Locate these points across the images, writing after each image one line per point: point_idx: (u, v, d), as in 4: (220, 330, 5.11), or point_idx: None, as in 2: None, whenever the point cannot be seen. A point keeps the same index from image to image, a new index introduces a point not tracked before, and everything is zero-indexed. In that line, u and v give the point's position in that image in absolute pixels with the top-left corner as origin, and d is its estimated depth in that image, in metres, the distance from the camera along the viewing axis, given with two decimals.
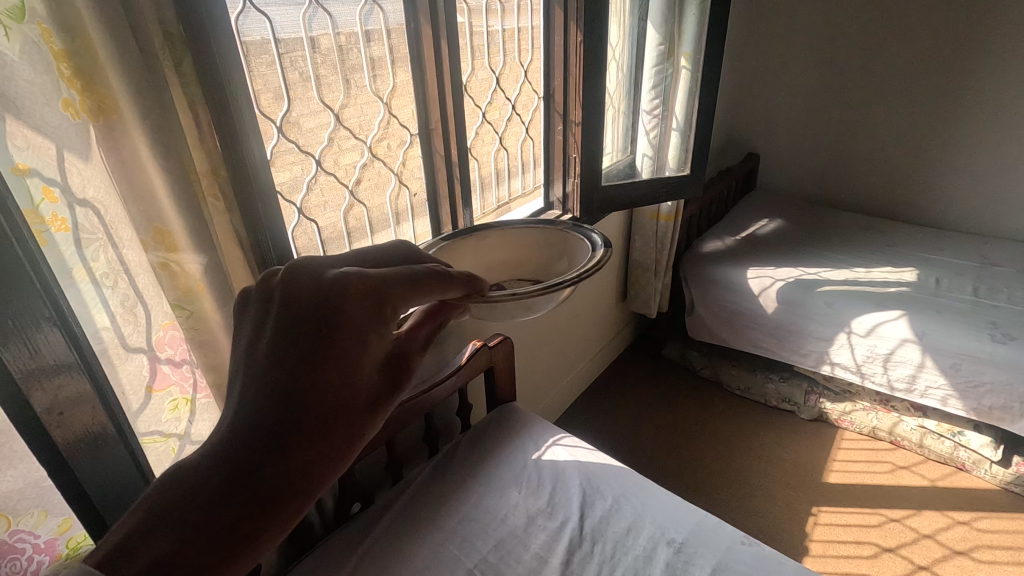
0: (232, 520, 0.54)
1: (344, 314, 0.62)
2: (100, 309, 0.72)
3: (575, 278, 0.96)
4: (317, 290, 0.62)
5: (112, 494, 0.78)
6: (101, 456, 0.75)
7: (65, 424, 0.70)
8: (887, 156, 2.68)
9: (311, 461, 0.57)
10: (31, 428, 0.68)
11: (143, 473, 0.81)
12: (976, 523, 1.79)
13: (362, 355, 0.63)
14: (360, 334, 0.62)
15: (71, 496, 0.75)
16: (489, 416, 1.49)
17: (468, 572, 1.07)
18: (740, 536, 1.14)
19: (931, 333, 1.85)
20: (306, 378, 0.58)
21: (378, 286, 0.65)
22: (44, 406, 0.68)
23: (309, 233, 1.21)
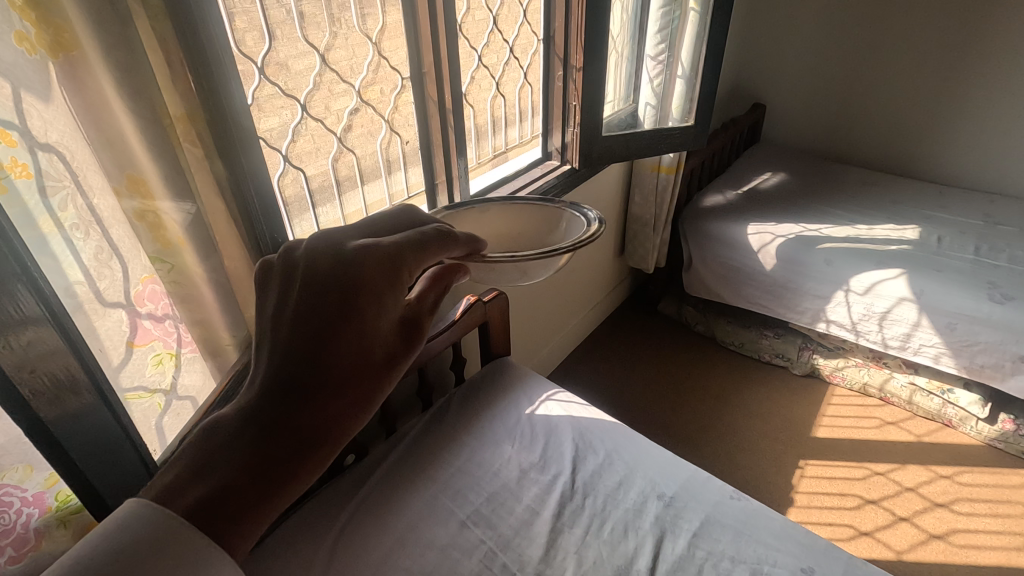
0: (263, 475, 0.52)
1: (363, 277, 0.60)
2: (71, 262, 0.65)
3: (572, 245, 0.92)
4: (337, 256, 0.60)
5: (104, 459, 0.72)
6: (88, 421, 0.69)
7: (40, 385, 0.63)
8: (898, 108, 2.58)
9: (333, 417, 0.56)
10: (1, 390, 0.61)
11: (131, 437, 0.74)
12: (959, 477, 1.83)
13: (380, 315, 0.61)
14: (378, 295, 0.61)
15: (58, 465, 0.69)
16: (484, 369, 1.49)
17: (460, 524, 1.09)
18: (728, 490, 1.16)
19: (930, 292, 1.84)
20: (330, 337, 0.57)
21: (392, 249, 0.62)
22: (12, 365, 0.60)
23: (296, 182, 1.15)
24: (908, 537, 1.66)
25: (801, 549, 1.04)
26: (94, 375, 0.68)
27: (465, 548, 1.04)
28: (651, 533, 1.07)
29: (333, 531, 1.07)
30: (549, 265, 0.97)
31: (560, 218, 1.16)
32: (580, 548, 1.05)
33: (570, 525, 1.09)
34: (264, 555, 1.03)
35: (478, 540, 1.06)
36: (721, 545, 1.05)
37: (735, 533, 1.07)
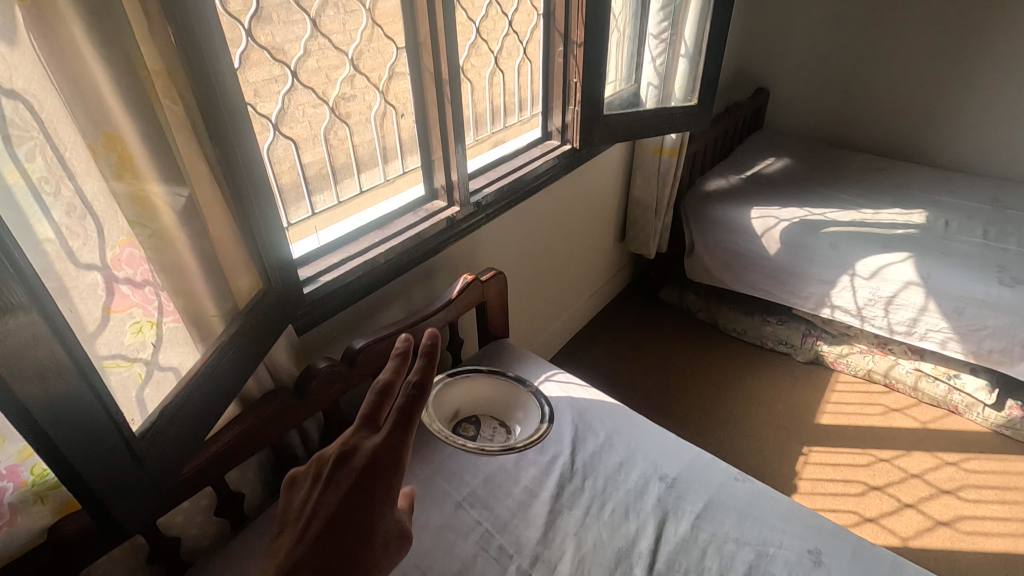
0: None
1: (360, 473, 0.61)
2: (41, 219, 0.60)
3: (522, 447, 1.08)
4: (344, 457, 0.63)
5: (92, 454, 0.59)
6: (71, 410, 0.55)
7: (20, 361, 0.49)
8: (905, 92, 2.53)
9: None
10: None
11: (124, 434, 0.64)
12: (965, 463, 1.80)
13: (375, 524, 0.61)
14: (374, 497, 0.61)
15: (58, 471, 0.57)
16: (482, 351, 1.45)
17: (456, 505, 1.06)
18: (733, 472, 1.13)
19: (938, 276, 1.81)
20: (320, 544, 0.58)
21: (393, 450, 0.62)
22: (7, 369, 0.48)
23: (287, 153, 1.10)
24: (913, 524, 1.63)
25: (807, 531, 1.01)
26: (71, 348, 0.55)
27: (461, 529, 1.01)
28: (652, 515, 1.04)
29: None
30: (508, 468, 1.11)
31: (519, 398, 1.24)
32: (579, 530, 1.01)
33: (569, 507, 1.06)
34: (254, 536, 0.99)
35: (474, 522, 1.03)
36: (725, 527, 1.02)
37: (739, 515, 1.03)
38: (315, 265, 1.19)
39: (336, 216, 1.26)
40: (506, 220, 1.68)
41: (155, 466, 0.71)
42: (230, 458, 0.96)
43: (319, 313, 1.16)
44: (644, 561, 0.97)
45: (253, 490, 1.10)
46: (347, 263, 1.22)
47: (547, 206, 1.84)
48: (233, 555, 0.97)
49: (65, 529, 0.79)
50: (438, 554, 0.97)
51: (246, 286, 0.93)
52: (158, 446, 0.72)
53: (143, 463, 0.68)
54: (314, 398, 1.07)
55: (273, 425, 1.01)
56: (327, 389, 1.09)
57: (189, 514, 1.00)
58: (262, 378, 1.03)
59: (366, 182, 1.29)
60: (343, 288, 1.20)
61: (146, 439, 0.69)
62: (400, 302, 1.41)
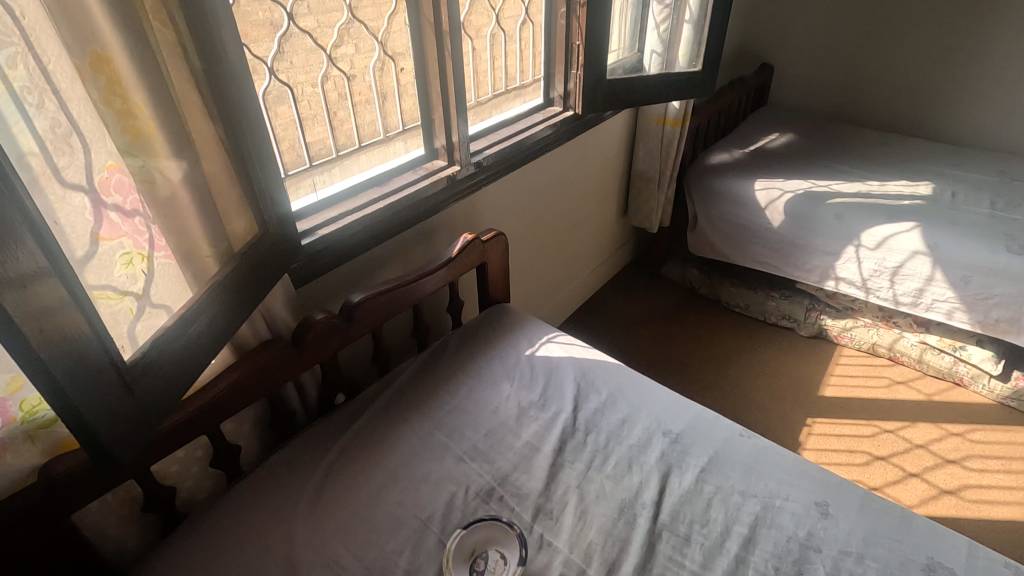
0: None
1: None
2: (23, 127, 0.57)
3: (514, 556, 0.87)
4: None
5: (86, 379, 0.57)
6: (62, 328, 0.53)
7: (34, 307, 0.50)
8: (913, 65, 2.48)
9: None
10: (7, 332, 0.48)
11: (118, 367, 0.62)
12: (970, 434, 1.78)
13: None
14: None
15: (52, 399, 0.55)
16: (482, 315, 1.43)
17: (456, 459, 1.04)
18: (738, 429, 1.11)
19: (944, 245, 1.79)
20: None
21: None
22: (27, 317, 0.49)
23: (283, 101, 1.07)
24: (918, 493, 1.62)
25: (815, 484, 0.99)
26: (55, 262, 0.53)
27: (461, 482, 0.99)
28: (656, 468, 1.02)
29: (321, 466, 1.01)
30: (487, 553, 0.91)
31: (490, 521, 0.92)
32: (581, 483, 1.00)
33: (571, 461, 1.04)
34: (250, 485, 0.98)
35: (475, 475, 1.01)
36: (731, 481, 1.00)
37: (745, 469, 1.02)
38: (312, 219, 1.17)
39: (335, 172, 1.23)
40: (506, 185, 1.65)
41: (148, 398, 0.68)
42: (224, 406, 0.94)
43: (316, 264, 1.14)
44: (648, 512, 0.95)
45: (249, 444, 1.09)
46: (345, 218, 1.19)
47: (548, 173, 1.81)
48: (230, 504, 0.95)
49: (56, 469, 0.76)
50: (438, 506, 0.95)
51: (241, 229, 0.92)
52: (151, 378, 0.69)
53: (134, 392, 0.65)
54: (311, 349, 1.05)
55: (269, 375, 0.99)
56: (325, 341, 1.07)
57: (184, 464, 0.99)
58: (257, 326, 1.02)
59: (365, 138, 1.26)
60: (341, 242, 1.18)
61: (138, 368, 0.66)
62: (398, 262, 1.39)
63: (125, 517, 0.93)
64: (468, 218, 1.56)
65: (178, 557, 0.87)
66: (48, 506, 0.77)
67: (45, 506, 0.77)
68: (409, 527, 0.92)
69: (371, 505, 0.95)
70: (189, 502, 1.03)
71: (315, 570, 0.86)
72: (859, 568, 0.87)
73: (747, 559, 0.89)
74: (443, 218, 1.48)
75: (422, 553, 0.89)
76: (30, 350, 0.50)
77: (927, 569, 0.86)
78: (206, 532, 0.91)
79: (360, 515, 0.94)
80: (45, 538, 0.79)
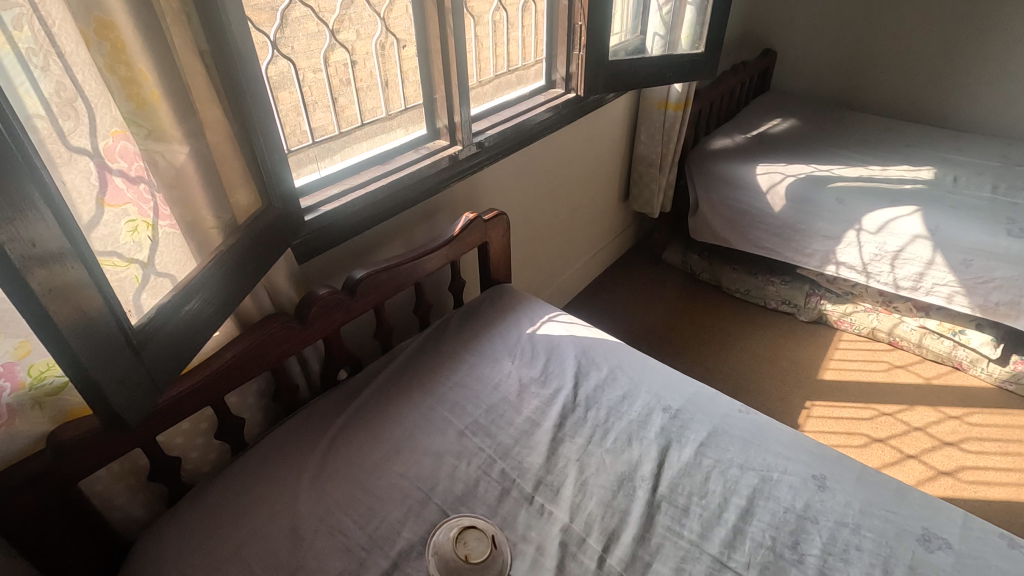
0: None
1: None
2: (29, 90, 0.58)
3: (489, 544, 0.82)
4: None
5: (97, 346, 0.58)
6: (76, 295, 0.54)
7: (52, 279, 0.51)
8: (917, 50, 2.46)
9: None
10: (22, 300, 0.49)
11: (126, 334, 0.63)
12: (968, 417, 1.80)
13: None
14: None
15: (62, 361, 0.55)
16: (484, 295, 1.43)
17: (458, 433, 1.05)
18: (737, 405, 1.12)
19: (945, 228, 1.79)
20: None
21: None
22: (44, 286, 0.50)
23: (287, 76, 1.06)
24: (916, 474, 1.63)
25: (812, 458, 1.00)
26: (68, 231, 0.54)
27: (461, 454, 1.01)
28: (655, 442, 1.03)
29: (325, 439, 1.02)
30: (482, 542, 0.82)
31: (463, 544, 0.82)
32: (582, 456, 1.01)
33: (572, 435, 1.05)
34: (253, 456, 0.99)
35: (476, 448, 1.02)
36: (730, 454, 1.01)
37: (744, 443, 1.03)
38: (314, 197, 1.17)
39: (336, 150, 1.23)
40: (508, 166, 1.65)
41: (155, 364, 0.68)
42: (228, 378, 0.95)
43: (319, 241, 1.15)
44: (647, 484, 0.96)
45: (252, 417, 1.10)
46: (347, 195, 1.20)
47: (550, 156, 1.81)
48: (235, 474, 0.96)
49: (64, 435, 0.77)
50: (440, 478, 0.96)
51: (245, 201, 0.93)
52: (158, 343, 0.69)
53: (142, 356, 0.65)
54: (313, 323, 1.06)
55: (272, 348, 1.00)
56: (327, 315, 1.08)
57: (189, 436, 1.01)
58: (261, 299, 1.02)
59: (366, 117, 1.26)
60: (343, 220, 1.18)
61: (144, 332, 0.67)
62: (399, 242, 1.40)
63: (131, 487, 0.94)
64: (470, 199, 1.56)
65: (183, 524, 0.89)
66: (55, 472, 0.78)
67: (52, 472, 0.77)
68: (411, 497, 0.93)
69: (373, 476, 0.97)
70: (194, 474, 1.05)
71: (318, 537, 0.87)
72: (855, 538, 0.88)
73: (745, 529, 0.90)
74: (445, 198, 1.48)
75: (424, 522, 0.90)
76: (45, 316, 0.51)
77: (923, 539, 0.88)
78: (210, 501, 0.92)
79: (363, 485, 0.95)
80: (53, 504, 0.80)
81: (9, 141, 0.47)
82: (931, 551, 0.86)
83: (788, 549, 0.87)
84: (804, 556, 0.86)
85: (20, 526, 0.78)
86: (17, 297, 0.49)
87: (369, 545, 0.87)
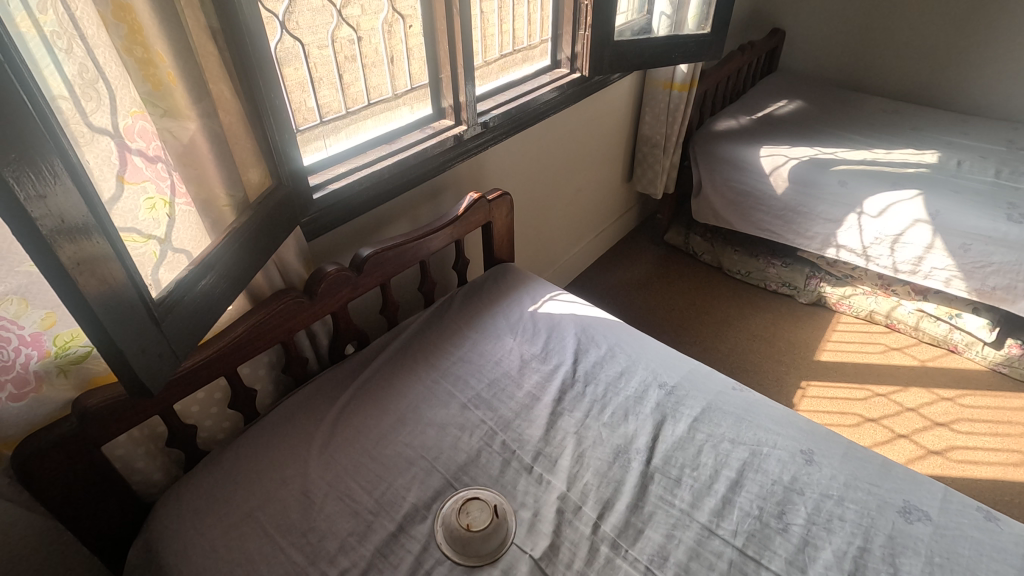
0: None
1: None
2: (53, 71, 0.60)
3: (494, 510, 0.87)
4: None
5: (123, 317, 0.61)
6: (101, 268, 0.57)
7: (79, 253, 0.54)
8: (926, 33, 2.44)
9: None
10: (54, 272, 0.53)
11: (148, 306, 0.67)
12: (961, 399, 1.83)
13: None
14: None
15: (89, 331, 0.59)
16: (487, 273, 1.46)
17: (462, 406, 1.09)
18: (731, 382, 1.16)
19: (945, 213, 1.81)
20: None
21: None
22: (72, 260, 0.53)
23: (294, 56, 1.08)
24: (906, 453, 1.67)
25: (801, 434, 1.04)
26: (91, 207, 0.57)
27: (464, 426, 1.05)
28: (651, 417, 1.07)
29: (333, 409, 1.07)
30: (484, 507, 0.87)
31: (468, 512, 0.86)
32: (579, 429, 1.05)
33: (570, 409, 1.09)
34: (265, 425, 1.04)
35: (479, 420, 1.06)
36: (722, 429, 1.05)
37: (736, 419, 1.07)
38: (322, 175, 1.20)
39: (344, 128, 1.25)
40: (512, 146, 1.67)
41: (175, 334, 0.72)
42: (241, 351, 0.99)
43: (327, 219, 1.18)
44: (641, 456, 1.00)
45: (264, 388, 1.15)
46: (353, 173, 1.22)
47: (555, 136, 1.83)
48: (248, 442, 1.01)
49: (88, 402, 0.81)
50: (444, 447, 1.01)
51: (257, 179, 0.97)
52: (177, 314, 0.73)
53: (163, 328, 0.69)
54: (322, 299, 1.09)
55: (283, 321, 1.04)
56: (336, 291, 1.11)
57: (203, 405, 1.05)
58: (271, 275, 1.06)
59: (372, 95, 1.28)
60: (350, 197, 1.21)
61: (165, 305, 0.71)
62: (404, 220, 1.43)
63: (150, 452, 0.99)
64: (474, 178, 1.58)
65: (200, 487, 0.94)
66: (80, 436, 0.82)
67: (78, 436, 0.82)
68: (417, 465, 0.98)
69: (379, 445, 1.01)
70: (209, 441, 1.10)
71: (328, 501, 0.92)
72: (838, 509, 0.92)
73: (734, 499, 0.94)
74: (450, 177, 1.50)
75: (429, 488, 0.94)
76: (74, 287, 0.54)
77: (903, 511, 0.92)
78: (224, 467, 0.97)
79: (369, 454, 1.00)
80: (79, 467, 0.85)
81: (39, 123, 0.50)
82: (911, 522, 0.90)
83: (774, 518, 0.91)
84: (789, 525, 0.90)
85: (50, 486, 0.82)
86: (49, 268, 0.52)
87: (375, 509, 0.91)
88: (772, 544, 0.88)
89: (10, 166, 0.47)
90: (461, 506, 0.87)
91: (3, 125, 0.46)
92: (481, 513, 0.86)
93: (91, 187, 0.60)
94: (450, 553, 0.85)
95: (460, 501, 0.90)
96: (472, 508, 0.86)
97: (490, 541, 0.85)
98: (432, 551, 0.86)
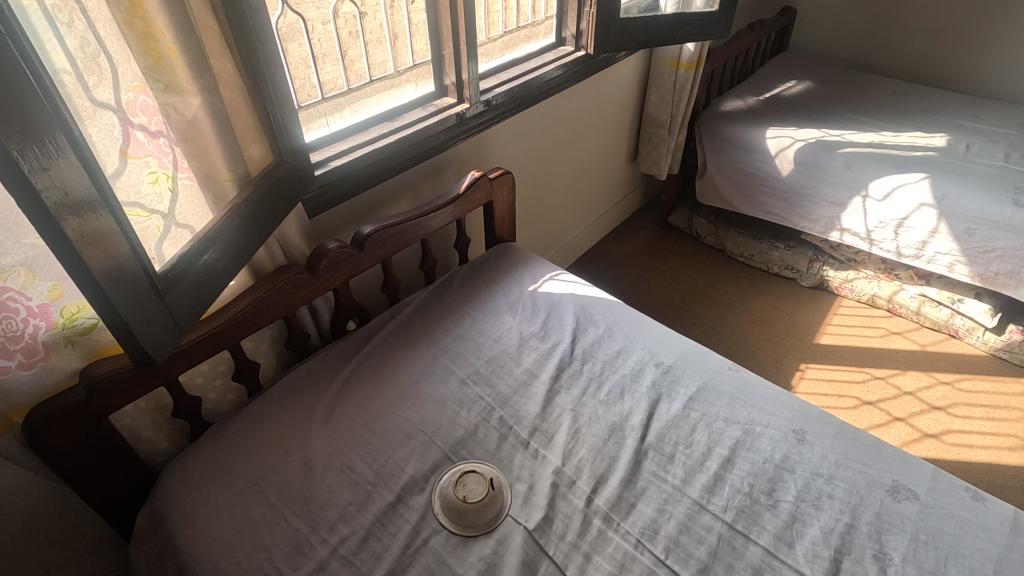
0: None
1: None
2: (55, 45, 0.60)
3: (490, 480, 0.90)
4: None
5: (128, 290, 0.63)
6: (106, 241, 0.59)
7: (81, 224, 0.55)
8: (944, 12, 2.37)
9: None
10: (59, 244, 0.54)
11: (151, 278, 0.68)
12: (959, 384, 1.84)
13: None
14: None
15: (95, 301, 0.60)
16: (488, 252, 1.47)
17: (460, 382, 1.11)
18: (727, 362, 1.17)
19: (951, 197, 1.80)
20: None
21: None
22: (76, 232, 0.55)
23: (296, 32, 1.08)
24: (902, 436, 1.69)
25: (794, 414, 1.06)
26: (95, 182, 0.58)
27: (462, 401, 1.07)
28: (646, 396, 1.09)
29: (333, 385, 1.09)
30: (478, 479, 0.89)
31: (467, 486, 0.88)
32: (576, 406, 1.07)
33: (567, 386, 1.11)
34: (267, 398, 1.06)
35: (477, 396, 1.08)
36: (716, 408, 1.06)
37: (730, 398, 1.08)
38: (323, 152, 1.20)
39: (347, 105, 1.25)
40: (515, 126, 1.67)
41: (178, 306, 0.73)
42: (243, 325, 1.01)
43: (328, 196, 1.19)
44: (636, 433, 1.02)
45: (267, 361, 1.17)
46: (354, 149, 1.23)
47: (559, 114, 1.81)
48: (251, 413, 1.03)
49: (95, 372, 0.84)
50: (442, 422, 1.03)
51: (258, 155, 0.98)
52: (180, 288, 0.74)
53: (166, 300, 0.71)
54: (324, 275, 1.11)
55: (284, 297, 1.05)
56: (337, 268, 1.13)
57: (208, 377, 1.08)
58: (273, 251, 1.08)
59: (375, 71, 1.27)
60: (351, 174, 1.22)
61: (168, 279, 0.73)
62: (405, 198, 1.43)
63: (156, 422, 1.02)
64: (476, 156, 1.58)
65: (204, 456, 0.96)
66: (88, 405, 0.85)
67: (85, 404, 0.84)
68: (416, 439, 1.00)
69: (379, 418, 1.03)
70: (213, 412, 1.12)
71: (329, 472, 0.94)
72: (828, 487, 0.94)
73: (725, 476, 0.96)
74: (451, 155, 1.50)
75: (427, 461, 0.97)
76: (79, 259, 0.56)
77: (892, 490, 0.94)
78: (228, 437, 0.99)
79: (369, 427, 1.02)
80: (87, 435, 0.87)
81: (41, 95, 0.51)
82: (898, 500, 0.92)
83: (764, 495, 0.93)
84: (778, 502, 0.92)
85: (59, 452, 0.85)
86: (53, 241, 0.54)
87: (375, 480, 0.94)
88: (761, 519, 0.90)
89: (14, 139, 0.47)
90: (460, 480, 0.89)
91: (6, 98, 0.47)
92: (478, 487, 0.88)
93: (95, 162, 0.60)
94: (447, 523, 0.88)
95: (457, 474, 0.92)
96: (468, 482, 0.89)
97: (486, 512, 0.88)
98: (430, 520, 0.89)
